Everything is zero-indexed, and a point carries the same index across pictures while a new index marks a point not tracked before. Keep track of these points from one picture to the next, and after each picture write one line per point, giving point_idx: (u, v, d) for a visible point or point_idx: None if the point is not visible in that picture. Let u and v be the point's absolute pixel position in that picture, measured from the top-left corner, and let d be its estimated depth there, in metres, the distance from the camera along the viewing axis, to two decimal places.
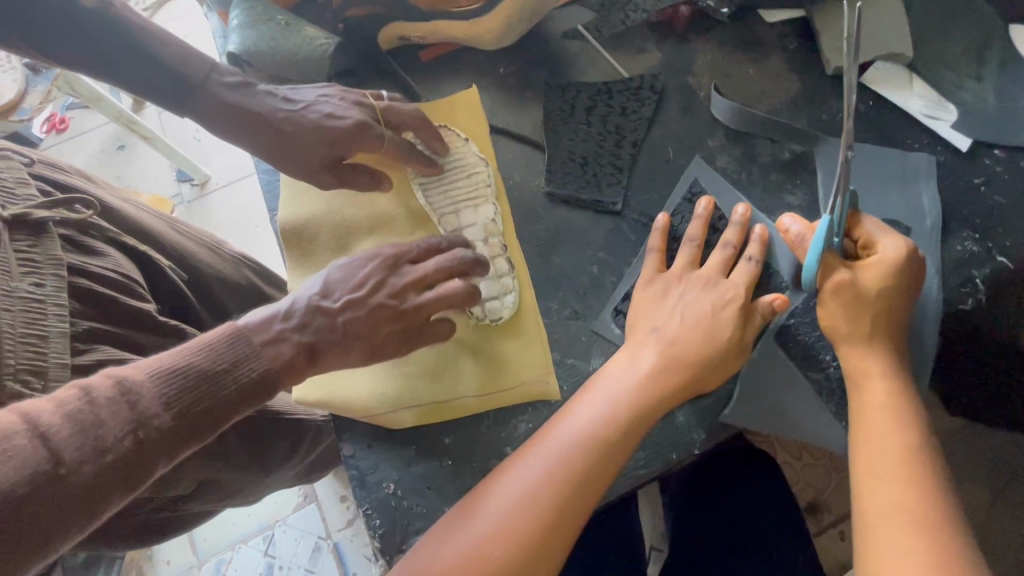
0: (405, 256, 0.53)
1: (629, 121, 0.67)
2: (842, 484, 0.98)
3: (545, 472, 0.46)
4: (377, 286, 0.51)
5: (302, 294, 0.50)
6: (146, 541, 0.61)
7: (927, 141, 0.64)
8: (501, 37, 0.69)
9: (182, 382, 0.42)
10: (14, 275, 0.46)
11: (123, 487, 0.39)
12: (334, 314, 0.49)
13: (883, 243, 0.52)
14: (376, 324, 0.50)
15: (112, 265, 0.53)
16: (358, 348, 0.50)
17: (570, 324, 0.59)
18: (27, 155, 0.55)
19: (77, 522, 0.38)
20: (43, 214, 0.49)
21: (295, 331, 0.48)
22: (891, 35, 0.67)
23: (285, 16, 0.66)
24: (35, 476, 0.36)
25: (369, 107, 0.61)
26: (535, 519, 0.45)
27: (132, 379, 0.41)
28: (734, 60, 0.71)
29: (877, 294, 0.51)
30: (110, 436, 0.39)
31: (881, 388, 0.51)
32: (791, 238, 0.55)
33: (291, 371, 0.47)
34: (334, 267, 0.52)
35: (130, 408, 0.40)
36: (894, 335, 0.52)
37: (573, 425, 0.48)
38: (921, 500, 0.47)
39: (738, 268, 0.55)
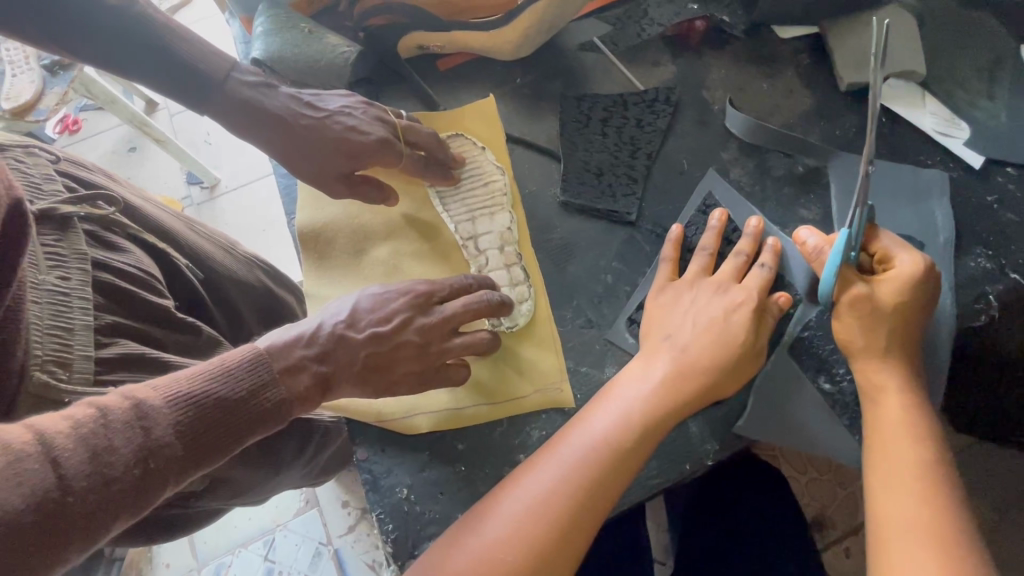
0: (436, 294, 0.54)
1: (644, 133, 0.68)
2: (848, 500, 0.98)
3: (559, 488, 0.46)
4: (404, 324, 0.52)
5: (327, 322, 0.51)
6: (152, 539, 0.60)
7: (940, 158, 0.64)
8: (518, 48, 0.70)
9: (198, 410, 0.41)
10: (41, 267, 0.46)
11: (128, 513, 0.37)
12: (358, 347, 0.50)
13: (900, 258, 0.53)
14: (396, 363, 0.51)
15: (135, 262, 0.54)
16: (373, 383, 0.51)
17: (584, 333, 0.59)
18: (53, 152, 0.56)
19: (76, 550, 0.35)
20: (70, 209, 0.50)
21: (315, 361, 0.48)
22: (905, 53, 0.67)
23: (308, 24, 0.67)
24: (45, 504, 0.33)
25: (390, 126, 0.61)
26: (546, 546, 0.44)
27: (148, 403, 0.39)
28: (748, 75, 0.72)
29: (893, 308, 0.52)
30: (119, 463, 0.37)
31: (896, 402, 0.51)
32: (808, 251, 0.56)
33: (306, 403, 0.47)
34: (363, 297, 0.53)
35: (143, 434, 0.38)
36: (910, 350, 0.52)
37: (588, 441, 0.48)
38: (937, 515, 0.46)
39: (751, 275, 0.55)
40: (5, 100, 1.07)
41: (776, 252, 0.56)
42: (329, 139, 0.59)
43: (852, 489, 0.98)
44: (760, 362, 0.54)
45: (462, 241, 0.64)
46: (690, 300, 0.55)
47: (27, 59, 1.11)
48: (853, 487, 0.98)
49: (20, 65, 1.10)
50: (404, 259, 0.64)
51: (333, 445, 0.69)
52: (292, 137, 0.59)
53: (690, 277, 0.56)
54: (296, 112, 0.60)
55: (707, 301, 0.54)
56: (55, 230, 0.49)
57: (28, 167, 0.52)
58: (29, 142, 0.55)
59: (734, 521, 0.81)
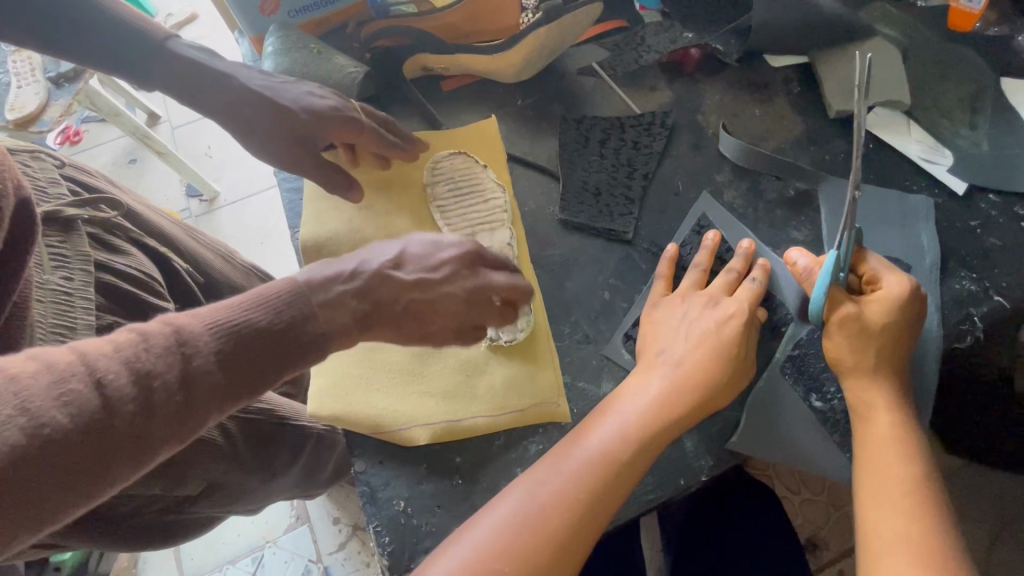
0: (482, 253, 0.53)
1: (641, 154, 0.70)
2: (842, 521, 0.98)
3: (561, 485, 0.47)
4: (452, 275, 0.51)
5: (372, 262, 0.49)
6: (150, 546, 0.61)
7: (925, 184, 0.67)
8: (521, 70, 0.73)
9: (237, 338, 0.41)
10: (45, 267, 0.47)
11: (174, 440, 0.39)
12: (402, 287, 0.49)
13: (887, 280, 0.54)
14: (434, 312, 0.50)
15: (135, 264, 0.55)
16: (411, 328, 0.50)
17: (582, 348, 0.60)
18: (59, 157, 0.57)
19: (126, 470, 0.37)
20: (74, 212, 0.51)
21: (354, 298, 0.47)
22: (891, 83, 0.70)
23: (317, 44, 0.69)
24: (92, 420, 0.35)
25: (348, 102, 0.63)
26: (554, 532, 0.46)
27: (189, 329, 0.39)
28: (741, 101, 0.75)
29: (881, 327, 0.53)
30: (163, 383, 0.38)
31: (886, 420, 0.52)
32: (799, 271, 0.58)
33: (345, 338, 0.46)
34: (412, 242, 0.52)
35: (184, 359, 0.39)
36: (898, 369, 0.54)
37: (585, 450, 0.49)
38: (925, 533, 0.47)
39: (742, 288, 0.57)
40: (9, 111, 1.08)
41: (767, 271, 0.58)
42: (283, 106, 0.59)
43: (846, 511, 0.98)
44: (750, 377, 0.55)
45: None
46: (684, 317, 0.56)
47: (33, 72, 1.13)
48: (846, 508, 0.98)
49: (26, 75, 1.12)
50: None
51: (327, 457, 0.69)
52: (250, 100, 0.59)
53: (684, 296, 0.58)
54: (250, 79, 0.60)
55: (701, 316, 0.55)
56: (61, 231, 0.50)
57: (34, 170, 0.53)
58: (36, 146, 0.56)
59: (727, 538, 0.81)
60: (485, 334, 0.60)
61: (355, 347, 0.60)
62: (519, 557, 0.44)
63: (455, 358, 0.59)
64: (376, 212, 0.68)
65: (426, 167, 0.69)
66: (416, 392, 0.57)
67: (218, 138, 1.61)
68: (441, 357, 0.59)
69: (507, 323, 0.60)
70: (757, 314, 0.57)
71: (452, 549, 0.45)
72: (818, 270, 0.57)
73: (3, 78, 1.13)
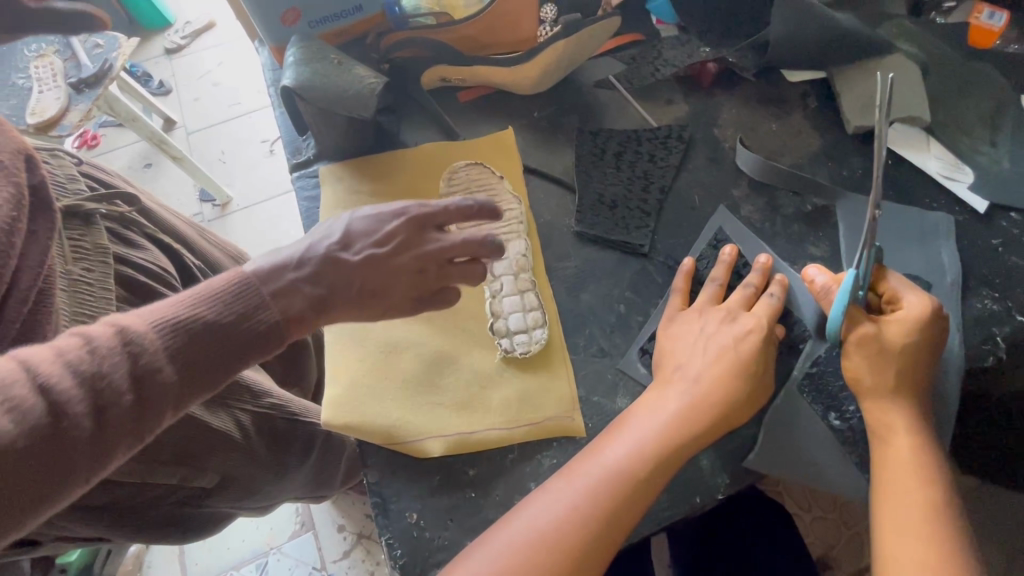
0: (436, 217, 0.51)
1: (657, 168, 0.70)
2: (854, 541, 0.96)
3: (574, 499, 0.47)
4: (403, 249, 0.50)
5: (319, 242, 0.49)
6: (167, 541, 0.61)
7: (945, 201, 0.66)
8: (537, 82, 0.73)
9: (187, 335, 0.41)
10: (67, 259, 0.48)
11: (131, 439, 0.40)
12: (352, 268, 0.49)
13: (907, 299, 0.54)
14: (393, 291, 0.50)
15: (152, 258, 0.55)
16: (372, 307, 0.50)
17: (597, 361, 0.59)
18: (77, 155, 0.58)
19: (82, 474, 0.38)
20: (93, 206, 0.51)
21: (307, 283, 0.47)
22: (910, 99, 0.70)
23: (338, 56, 0.68)
24: (40, 429, 0.36)
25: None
26: (567, 547, 0.45)
27: (134, 329, 0.40)
28: (758, 116, 0.74)
29: (901, 347, 0.52)
30: (112, 386, 0.38)
31: (906, 442, 0.51)
32: (817, 289, 0.57)
33: (302, 325, 0.46)
34: (356, 214, 0.51)
35: (132, 360, 0.39)
36: (919, 391, 0.53)
37: (598, 462, 0.49)
38: (944, 560, 0.46)
39: (760, 303, 0.57)
40: (31, 116, 1.10)
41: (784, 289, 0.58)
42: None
43: (858, 531, 0.97)
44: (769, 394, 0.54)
45: None
46: (700, 332, 0.55)
47: (55, 78, 1.16)
48: (858, 528, 0.97)
49: (48, 82, 1.14)
50: None
51: (338, 456, 0.69)
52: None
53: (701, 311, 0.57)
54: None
55: (719, 332, 0.55)
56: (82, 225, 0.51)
57: (54, 168, 0.54)
58: (54, 145, 0.57)
59: (739, 557, 0.80)
60: (499, 345, 0.60)
61: (369, 357, 0.59)
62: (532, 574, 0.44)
63: (470, 370, 0.59)
64: None
65: (443, 177, 0.69)
66: (429, 404, 0.57)
67: (232, 143, 1.63)
68: (455, 368, 0.59)
69: (522, 335, 0.60)
70: (776, 332, 0.56)
71: (464, 566, 0.45)
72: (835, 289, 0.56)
73: (25, 83, 1.16)
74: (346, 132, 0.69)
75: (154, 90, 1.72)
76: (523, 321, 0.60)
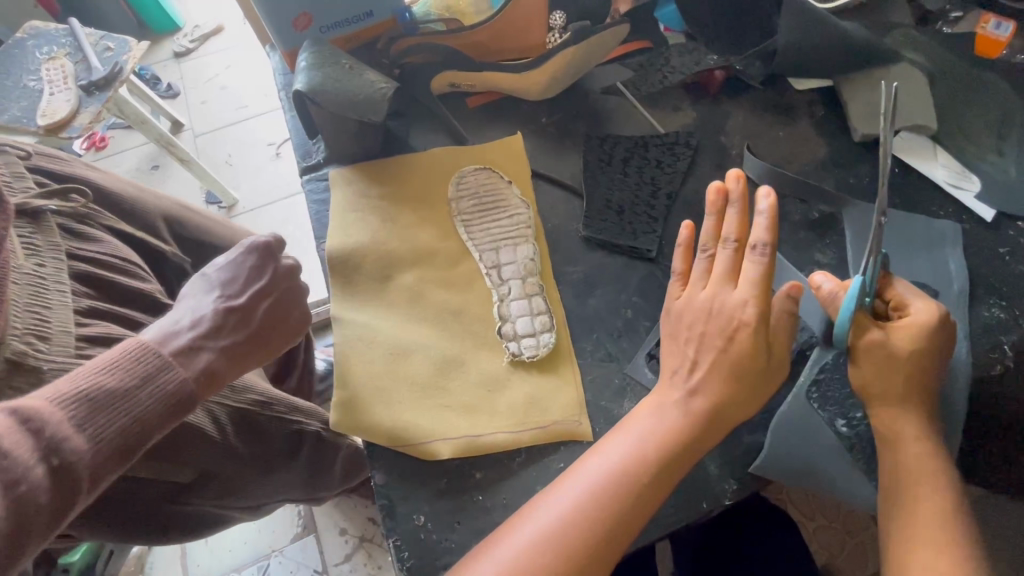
0: (276, 249, 0.59)
1: (665, 174, 0.70)
2: (857, 550, 0.96)
3: (580, 500, 0.47)
4: (272, 285, 0.58)
5: (204, 301, 0.53)
6: (150, 541, 0.60)
7: (952, 209, 0.66)
8: (546, 88, 0.74)
9: (90, 404, 0.43)
10: (19, 255, 0.50)
11: (49, 518, 0.39)
12: (243, 312, 0.54)
13: (915, 306, 0.54)
14: (277, 325, 0.58)
15: (109, 250, 0.57)
16: (266, 345, 0.56)
17: (604, 366, 0.60)
18: (25, 148, 0.57)
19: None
20: (42, 203, 0.53)
21: (207, 337, 0.51)
22: (916, 108, 0.70)
23: (349, 61, 0.68)
24: None
25: None
26: (573, 549, 0.45)
27: (32, 407, 0.40)
28: (765, 123, 0.75)
29: (909, 354, 0.52)
30: (18, 465, 0.38)
31: (914, 449, 0.51)
32: (824, 295, 0.56)
33: (211, 377, 0.50)
34: (217, 266, 0.56)
35: (36, 435, 0.39)
36: (927, 398, 0.53)
37: (602, 462, 0.49)
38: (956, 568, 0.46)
39: (746, 265, 0.53)
40: (42, 116, 1.11)
41: (774, 202, 0.53)
42: None
43: (861, 540, 0.96)
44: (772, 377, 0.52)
45: (484, 269, 0.64)
46: (700, 330, 0.54)
47: (66, 80, 1.18)
48: (861, 537, 0.96)
49: (59, 83, 1.16)
50: (429, 286, 0.64)
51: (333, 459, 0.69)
52: None
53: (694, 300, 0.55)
54: None
55: (706, 316, 0.53)
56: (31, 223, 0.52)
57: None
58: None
59: (743, 565, 0.79)
60: (506, 349, 0.60)
61: (377, 359, 0.59)
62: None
63: (477, 373, 0.59)
64: (401, 225, 0.67)
65: (452, 182, 0.70)
66: (436, 407, 0.57)
67: (238, 146, 1.65)
68: (463, 371, 0.59)
69: (529, 339, 0.60)
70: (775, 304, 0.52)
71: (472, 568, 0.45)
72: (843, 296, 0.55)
73: (37, 85, 1.17)
74: (357, 136, 0.70)
75: (161, 93, 1.74)
76: (531, 325, 0.61)
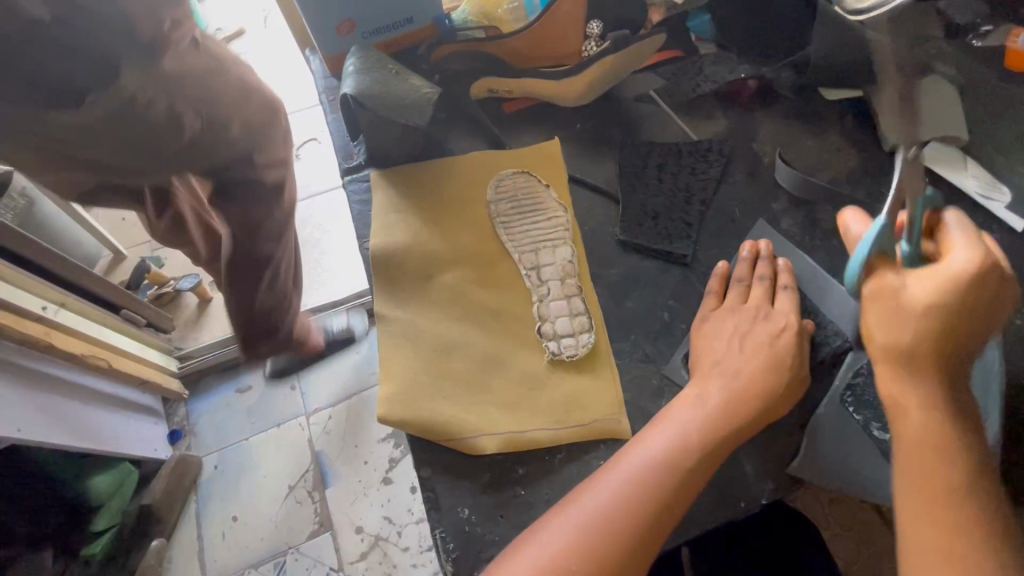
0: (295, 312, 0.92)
1: (699, 180, 0.72)
2: (874, 560, 0.96)
3: (619, 489, 0.48)
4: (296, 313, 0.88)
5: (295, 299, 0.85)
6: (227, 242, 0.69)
7: (983, 220, 0.67)
8: (582, 95, 0.76)
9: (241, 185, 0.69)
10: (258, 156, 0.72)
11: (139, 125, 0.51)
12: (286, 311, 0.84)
13: (952, 254, 0.49)
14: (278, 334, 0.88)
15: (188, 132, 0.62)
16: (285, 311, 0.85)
17: (642, 367, 0.61)
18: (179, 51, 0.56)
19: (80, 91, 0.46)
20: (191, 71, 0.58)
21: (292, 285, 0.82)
22: (947, 120, 0.72)
23: (395, 66, 0.71)
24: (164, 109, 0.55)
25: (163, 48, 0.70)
26: (619, 533, 0.46)
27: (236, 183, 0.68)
28: (796, 132, 0.76)
29: (922, 307, 0.48)
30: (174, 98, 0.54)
31: (922, 420, 0.48)
32: (853, 235, 0.57)
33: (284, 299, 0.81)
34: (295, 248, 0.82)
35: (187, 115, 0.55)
36: (950, 360, 0.49)
37: (644, 452, 0.50)
38: (956, 543, 0.44)
39: (781, 298, 0.59)
40: None
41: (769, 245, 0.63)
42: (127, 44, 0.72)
43: (879, 550, 0.96)
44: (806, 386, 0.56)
45: (524, 270, 0.66)
46: (735, 331, 0.57)
47: None
48: (878, 546, 0.96)
49: None
50: (470, 286, 0.65)
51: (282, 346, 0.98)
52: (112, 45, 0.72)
53: (732, 310, 0.59)
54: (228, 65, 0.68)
55: (753, 328, 0.57)
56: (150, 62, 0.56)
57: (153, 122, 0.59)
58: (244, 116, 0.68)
59: None
60: (546, 348, 0.61)
61: (420, 355, 0.61)
62: (586, 560, 0.45)
63: (519, 371, 0.60)
64: (441, 226, 0.69)
65: (491, 184, 0.72)
66: (479, 403, 0.58)
67: None
68: (504, 369, 0.60)
69: (568, 338, 0.62)
70: (806, 327, 0.58)
71: (519, 554, 0.46)
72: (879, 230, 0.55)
73: None
74: (398, 138, 0.72)
75: None
76: (570, 325, 0.62)
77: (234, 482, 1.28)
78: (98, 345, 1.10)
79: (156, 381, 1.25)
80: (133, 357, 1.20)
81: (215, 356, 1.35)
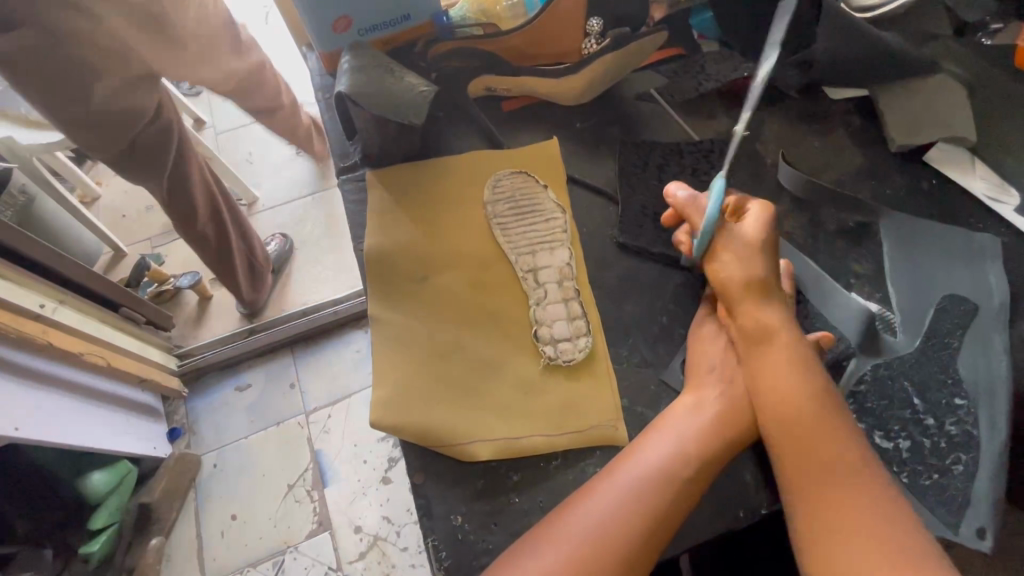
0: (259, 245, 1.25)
1: (700, 181, 0.70)
2: None
3: (615, 497, 0.47)
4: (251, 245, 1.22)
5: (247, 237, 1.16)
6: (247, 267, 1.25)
7: (991, 223, 0.66)
8: (582, 93, 0.75)
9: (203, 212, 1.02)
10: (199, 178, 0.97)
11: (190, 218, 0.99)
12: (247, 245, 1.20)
13: (746, 205, 0.59)
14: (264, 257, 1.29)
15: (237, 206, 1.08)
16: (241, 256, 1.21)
17: (641, 372, 0.60)
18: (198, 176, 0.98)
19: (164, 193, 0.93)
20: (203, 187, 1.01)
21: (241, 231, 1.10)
22: (956, 120, 0.70)
23: (391, 64, 0.69)
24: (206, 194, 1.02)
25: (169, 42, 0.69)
26: (616, 543, 0.45)
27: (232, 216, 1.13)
28: (799, 132, 0.75)
29: (764, 241, 0.56)
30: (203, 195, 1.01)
31: (792, 345, 0.52)
32: (682, 201, 0.61)
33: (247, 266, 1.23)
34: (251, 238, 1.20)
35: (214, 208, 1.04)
36: (767, 290, 0.55)
37: (642, 461, 0.49)
38: (841, 459, 0.47)
39: None
40: None
41: None
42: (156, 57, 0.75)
43: None
44: None
45: (520, 273, 0.65)
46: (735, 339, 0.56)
47: None
48: None
49: None
50: (465, 288, 0.64)
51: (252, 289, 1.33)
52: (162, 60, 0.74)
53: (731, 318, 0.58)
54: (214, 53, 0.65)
55: None
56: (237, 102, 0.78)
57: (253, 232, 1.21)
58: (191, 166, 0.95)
59: None
60: (542, 353, 0.60)
61: (415, 359, 0.60)
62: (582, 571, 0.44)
63: (515, 375, 0.59)
64: (436, 227, 0.68)
65: (487, 184, 0.71)
66: (473, 408, 0.57)
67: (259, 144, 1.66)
68: (499, 373, 0.59)
69: (565, 343, 0.60)
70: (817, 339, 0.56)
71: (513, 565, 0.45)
72: (703, 198, 0.60)
73: None
74: (394, 137, 0.70)
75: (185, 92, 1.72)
76: (566, 329, 0.61)
77: (232, 482, 1.27)
78: (96, 341, 1.10)
79: (156, 378, 1.25)
80: (130, 354, 1.19)
81: (213, 355, 1.35)
